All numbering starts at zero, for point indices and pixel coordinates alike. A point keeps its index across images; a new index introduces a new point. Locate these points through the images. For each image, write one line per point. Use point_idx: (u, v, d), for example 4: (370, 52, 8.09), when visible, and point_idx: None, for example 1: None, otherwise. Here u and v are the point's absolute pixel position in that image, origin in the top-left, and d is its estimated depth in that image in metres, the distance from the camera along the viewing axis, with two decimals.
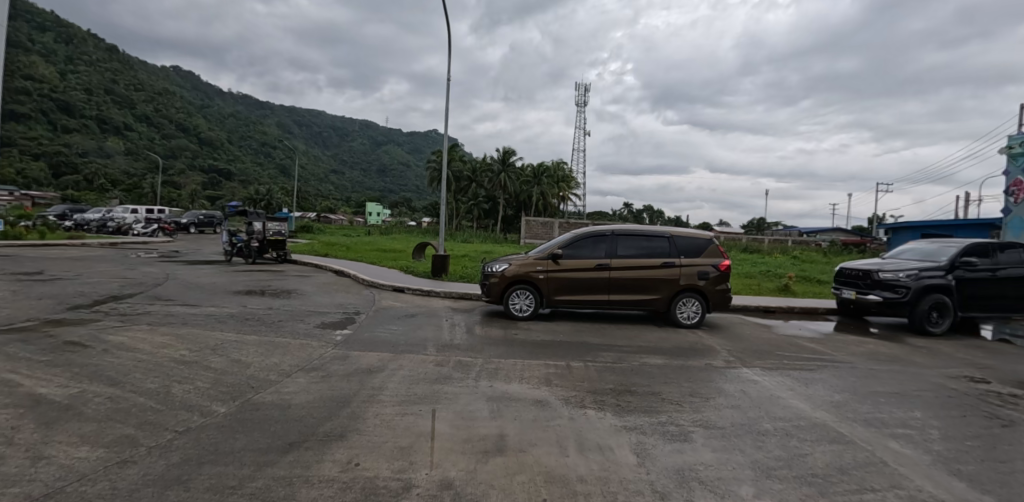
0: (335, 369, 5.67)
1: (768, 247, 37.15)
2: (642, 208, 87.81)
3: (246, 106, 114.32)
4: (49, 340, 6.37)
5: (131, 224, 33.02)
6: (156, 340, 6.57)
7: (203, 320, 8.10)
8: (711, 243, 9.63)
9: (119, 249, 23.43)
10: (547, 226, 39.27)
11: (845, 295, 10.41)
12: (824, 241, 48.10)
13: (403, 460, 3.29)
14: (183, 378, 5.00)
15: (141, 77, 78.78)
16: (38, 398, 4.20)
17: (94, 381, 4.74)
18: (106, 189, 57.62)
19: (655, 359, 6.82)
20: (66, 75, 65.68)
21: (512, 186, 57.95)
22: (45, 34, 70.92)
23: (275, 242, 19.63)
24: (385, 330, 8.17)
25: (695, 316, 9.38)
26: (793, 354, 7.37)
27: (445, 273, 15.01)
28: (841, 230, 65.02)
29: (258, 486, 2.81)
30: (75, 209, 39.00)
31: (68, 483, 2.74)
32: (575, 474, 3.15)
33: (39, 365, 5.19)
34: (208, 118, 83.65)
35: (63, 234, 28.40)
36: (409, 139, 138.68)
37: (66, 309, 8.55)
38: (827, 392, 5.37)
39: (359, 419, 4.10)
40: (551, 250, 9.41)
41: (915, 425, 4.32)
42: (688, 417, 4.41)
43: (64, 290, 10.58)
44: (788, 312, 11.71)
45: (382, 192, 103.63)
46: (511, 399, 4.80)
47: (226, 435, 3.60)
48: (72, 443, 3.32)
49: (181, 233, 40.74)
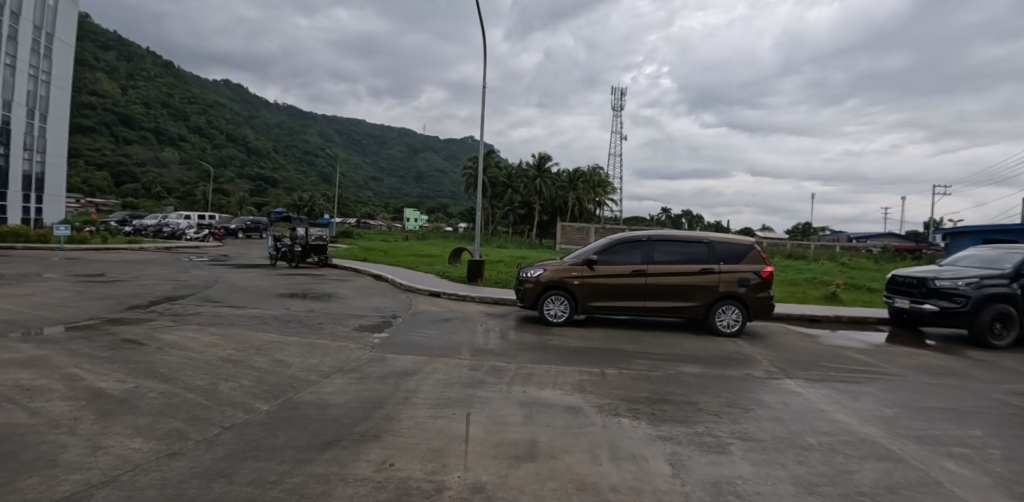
0: (371, 370, 5.83)
1: (815, 252, 35.82)
2: (680, 215, 86.63)
3: (292, 117, 119.57)
4: (108, 337, 6.84)
5: (183, 230, 35.02)
6: (205, 339, 6.93)
7: (250, 321, 8.51)
8: (752, 249, 9.33)
9: (171, 253, 24.86)
10: (583, 232, 39.21)
11: (897, 304, 9.84)
12: (873, 246, 46.36)
13: (435, 462, 3.34)
14: (230, 376, 5.25)
15: (194, 91, 83.68)
16: (97, 392, 4.50)
17: (149, 377, 5.06)
18: (162, 196, 61.11)
19: (692, 368, 6.65)
20: (126, 90, 70.09)
21: (548, 191, 58.27)
22: (108, 51, 75.81)
23: (317, 247, 20.38)
24: (419, 333, 8.35)
25: (735, 325, 9.07)
26: (840, 366, 7.00)
27: (480, 277, 15.15)
28: (894, 237, 61.83)
29: (297, 482, 2.90)
30: (133, 216, 41.52)
31: (124, 472, 2.92)
32: (607, 484, 3.09)
33: (100, 360, 5.59)
34: (255, 129, 88.01)
35: (122, 239, 30.38)
36: (445, 145, 141.60)
37: (125, 309, 9.13)
38: (877, 407, 5.07)
39: (394, 420, 4.19)
40: (585, 256, 9.34)
41: (974, 445, 4.02)
42: (726, 428, 4.28)
43: (123, 292, 11.28)
44: (835, 321, 11.19)
45: (419, 197, 105.65)
46: (543, 405, 4.78)
47: (268, 431, 3.77)
48: (126, 434, 3.54)
49: (231, 238, 42.82)
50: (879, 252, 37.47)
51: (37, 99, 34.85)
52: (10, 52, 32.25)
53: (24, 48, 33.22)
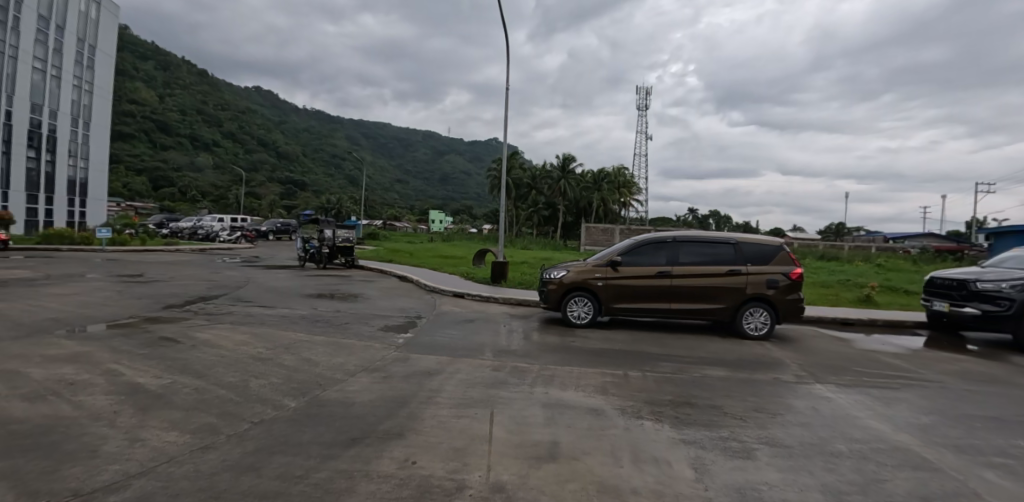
0: (395, 370, 5.93)
1: (850, 253, 34.65)
2: (708, 215, 85.03)
3: (320, 121, 122.40)
4: (146, 335, 7.13)
5: (218, 232, 36.27)
6: (236, 338, 7.17)
7: (280, 321, 8.75)
8: (781, 250, 9.10)
9: (206, 254, 25.82)
10: (608, 233, 38.89)
11: (936, 308, 9.42)
12: (912, 246, 44.51)
13: (457, 461, 3.37)
14: (260, 374, 5.41)
15: (227, 98, 86.55)
16: (136, 386, 4.72)
17: (183, 373, 5.27)
18: (197, 200, 63.43)
19: (717, 371, 6.53)
20: (163, 98, 72.98)
21: (572, 192, 58.02)
22: (146, 61, 79.07)
23: (344, 248, 20.83)
24: (443, 333, 8.44)
25: (764, 328, 8.86)
26: (874, 371, 6.75)
27: (504, 279, 15.20)
28: (935, 237, 59.17)
29: (322, 478, 2.98)
30: (170, 218, 43.23)
31: (158, 464, 3.05)
32: (629, 487, 3.07)
33: (138, 357, 5.84)
34: (285, 134, 90.47)
35: (160, 241, 31.67)
36: (470, 147, 142.63)
37: (162, 308, 9.50)
38: (912, 414, 4.88)
39: (417, 419, 4.25)
40: (609, 257, 9.26)
41: (1020, 456, 3.81)
42: (753, 434, 4.18)
43: (162, 291, 11.76)
44: (869, 324, 10.79)
45: (444, 199, 106.73)
46: (565, 407, 4.77)
47: (295, 427, 3.87)
48: (162, 428, 3.69)
49: (262, 240, 44.14)
50: (918, 252, 36.01)
51: (81, 107, 36.64)
52: (56, 64, 34.01)
53: (69, 59, 34.94)
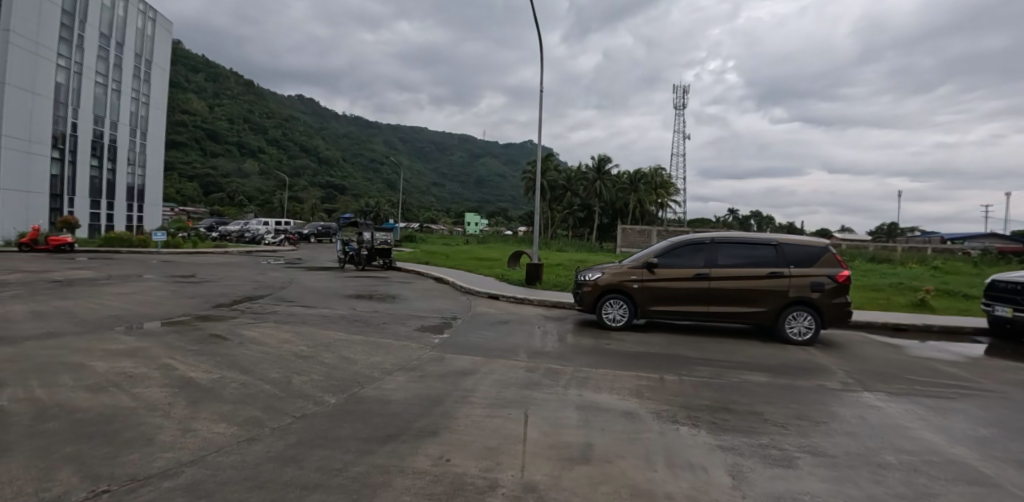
0: (430, 369, 6.04)
1: (905, 255, 32.80)
2: (749, 216, 82.39)
3: (359, 127, 126.03)
4: (198, 332, 7.53)
5: (263, 235, 37.90)
6: (280, 336, 7.50)
7: (320, 320, 9.07)
8: (827, 251, 8.73)
9: (253, 256, 27.01)
10: (644, 234, 38.27)
11: (999, 313, 8.81)
12: (975, 248, 41.77)
13: (490, 460, 3.41)
14: (301, 371, 5.64)
15: (271, 107, 90.38)
16: (189, 380, 5.02)
17: (231, 368, 5.56)
18: (244, 204, 66.47)
19: (757, 376, 6.33)
20: (213, 108, 76.91)
21: (608, 193, 57.49)
22: (198, 74, 83.50)
23: (382, 250, 21.38)
24: (477, 334, 8.55)
25: (808, 332, 8.52)
26: (929, 380, 6.37)
27: (538, 280, 15.21)
28: (999, 237, 55.30)
29: (359, 471, 3.08)
30: (220, 222, 45.49)
31: (209, 453, 3.24)
32: (663, 491, 3.04)
33: (191, 353, 6.19)
34: (326, 140, 93.63)
35: (210, 243, 33.37)
36: (504, 150, 143.45)
37: (212, 308, 10.02)
38: (970, 426, 4.58)
39: (450, 417, 4.32)
40: (645, 259, 9.13)
41: None
42: (794, 441, 4.04)
43: (212, 291, 12.41)
44: (924, 330, 10.19)
45: (479, 202, 107.77)
46: (598, 409, 4.73)
47: (335, 422, 4.02)
48: (212, 420, 3.91)
49: (304, 242, 45.81)
50: (981, 254, 33.76)
51: (138, 119, 39.14)
52: (116, 78, 36.49)
53: (128, 73, 37.40)
